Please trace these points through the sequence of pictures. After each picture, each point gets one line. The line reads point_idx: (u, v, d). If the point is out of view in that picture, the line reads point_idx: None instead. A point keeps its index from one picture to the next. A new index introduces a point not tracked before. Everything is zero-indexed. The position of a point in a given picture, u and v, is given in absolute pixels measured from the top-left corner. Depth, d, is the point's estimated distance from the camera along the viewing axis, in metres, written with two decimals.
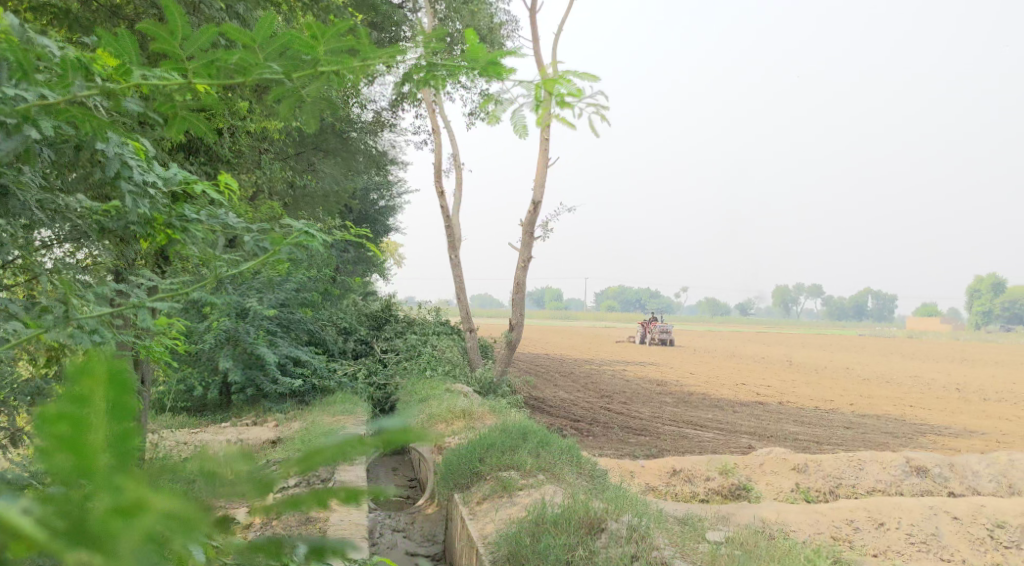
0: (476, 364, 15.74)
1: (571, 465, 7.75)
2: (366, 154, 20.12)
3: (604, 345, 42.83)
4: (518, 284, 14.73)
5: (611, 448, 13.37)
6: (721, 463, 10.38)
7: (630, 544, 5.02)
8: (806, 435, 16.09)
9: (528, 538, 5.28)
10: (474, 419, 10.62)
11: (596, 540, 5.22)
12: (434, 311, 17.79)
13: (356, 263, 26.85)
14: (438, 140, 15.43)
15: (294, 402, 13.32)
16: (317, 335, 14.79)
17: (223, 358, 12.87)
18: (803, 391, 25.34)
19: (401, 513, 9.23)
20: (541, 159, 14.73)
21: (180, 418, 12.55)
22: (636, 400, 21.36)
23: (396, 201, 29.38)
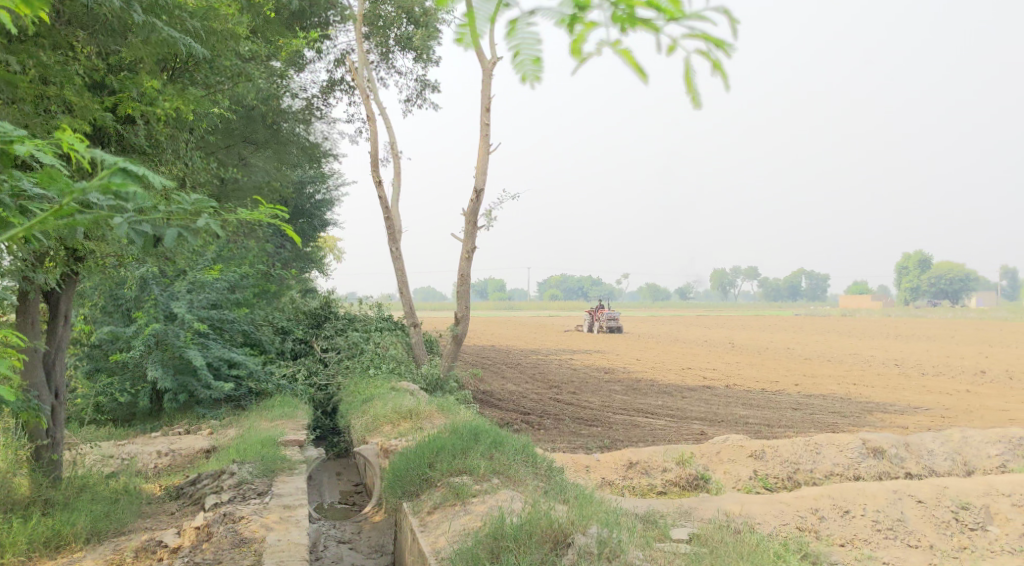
0: (422, 360, 15.15)
1: (526, 466, 7.31)
2: (299, 145, 19.28)
3: (550, 335, 42.68)
4: (462, 275, 14.23)
5: (564, 441, 13.02)
6: (678, 453, 10.11)
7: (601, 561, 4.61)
8: (757, 418, 16.06)
9: (485, 558, 4.83)
10: (421, 419, 10.12)
11: (562, 556, 4.81)
12: (377, 306, 17.10)
13: (292, 259, 25.93)
14: (374, 127, 14.77)
15: (230, 408, 12.56)
16: (253, 336, 14.00)
17: (151, 364, 12.01)
18: (750, 373, 25.54)
19: (347, 522, 8.67)
20: (483, 146, 14.22)
21: (105, 430, 11.66)
22: (585, 389, 21.13)
23: (332, 194, 28.50)
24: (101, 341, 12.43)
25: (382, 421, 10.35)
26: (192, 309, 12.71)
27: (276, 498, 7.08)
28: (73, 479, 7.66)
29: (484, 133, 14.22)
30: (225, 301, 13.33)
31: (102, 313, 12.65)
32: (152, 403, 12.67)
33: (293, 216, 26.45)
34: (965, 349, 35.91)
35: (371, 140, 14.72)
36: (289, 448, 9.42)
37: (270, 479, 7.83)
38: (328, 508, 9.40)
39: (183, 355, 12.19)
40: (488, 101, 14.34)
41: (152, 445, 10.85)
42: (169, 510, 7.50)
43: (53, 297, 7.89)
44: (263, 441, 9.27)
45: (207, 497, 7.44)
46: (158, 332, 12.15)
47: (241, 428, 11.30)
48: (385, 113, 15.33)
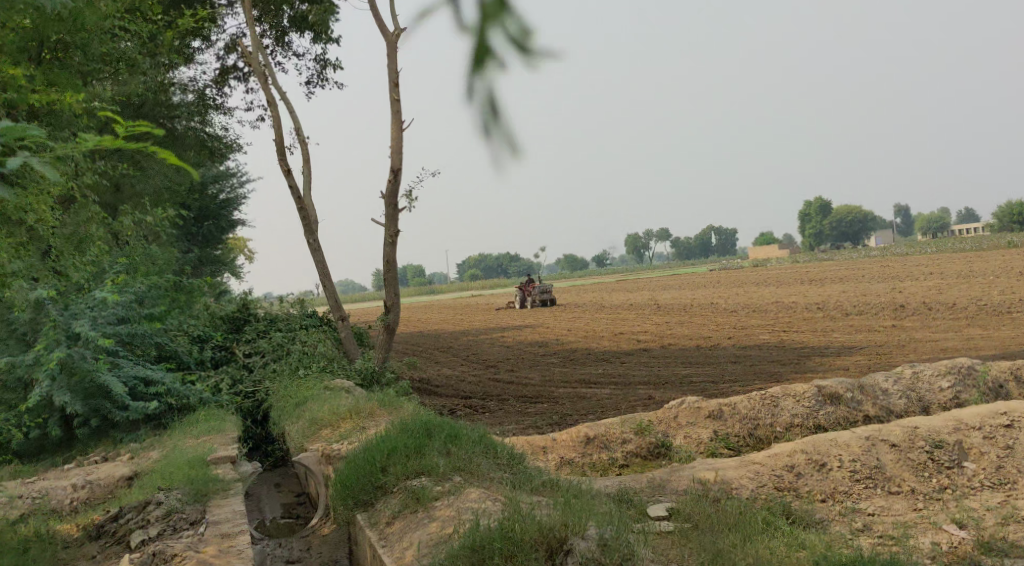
0: (355, 355, 14.15)
1: (487, 460, 6.74)
2: (197, 141, 18.00)
3: (477, 314, 42.15)
4: (388, 261, 13.48)
5: (513, 423, 12.59)
6: (636, 422, 9.77)
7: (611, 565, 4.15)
8: (701, 375, 16.04)
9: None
10: (364, 417, 9.44)
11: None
12: (298, 303, 16.04)
13: (200, 264, 24.39)
14: (276, 113, 13.72)
15: (150, 428, 11.49)
16: (168, 348, 12.89)
17: (56, 393, 10.74)
18: (683, 331, 25.72)
19: (294, 538, 7.87)
20: (396, 124, 13.43)
21: (10, 469, 10.39)
22: (524, 365, 20.78)
23: (237, 190, 26.92)
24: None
25: (321, 426, 9.55)
26: (97, 327, 11.44)
27: (212, 527, 6.25)
28: None
29: (396, 110, 13.43)
30: (134, 315, 12.16)
31: None
32: (62, 432, 11.29)
33: (198, 218, 24.96)
34: (878, 286, 37.32)
35: (275, 126, 13.68)
36: (221, 466, 8.50)
37: (204, 505, 6.97)
38: (269, 526, 8.58)
39: (93, 379, 11.00)
40: (397, 77, 13.55)
41: (64, 479, 9.74)
42: (88, 554, 6.50)
43: None
44: (189, 463, 8.34)
45: (132, 533, 6.53)
46: (64, 357, 10.79)
47: (165, 449, 10.32)
48: (287, 97, 14.27)
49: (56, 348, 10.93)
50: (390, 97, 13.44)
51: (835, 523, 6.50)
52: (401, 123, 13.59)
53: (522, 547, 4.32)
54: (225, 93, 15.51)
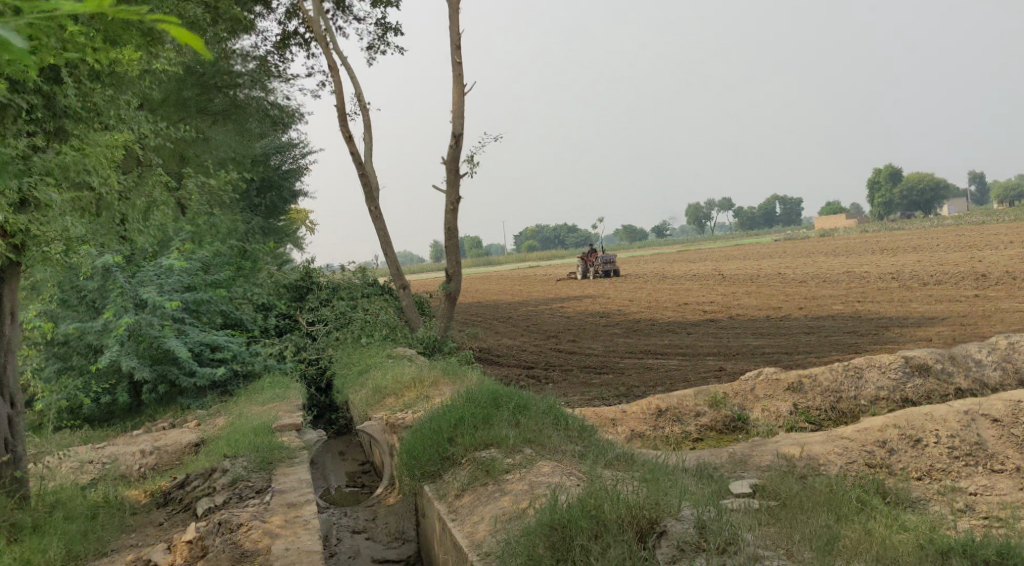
0: (417, 324, 13.89)
1: (558, 431, 6.44)
2: (260, 111, 18.00)
3: (537, 284, 41.88)
4: (450, 228, 13.22)
5: (579, 393, 12.31)
6: (710, 394, 9.37)
7: (705, 549, 3.87)
8: (772, 346, 15.45)
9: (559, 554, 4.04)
10: (429, 385, 9.25)
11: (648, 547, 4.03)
12: (360, 271, 15.92)
13: (264, 234, 24.61)
14: (337, 78, 13.50)
15: (216, 395, 11.57)
16: (233, 316, 12.96)
17: (125, 359, 10.86)
18: (750, 301, 24.96)
19: (359, 507, 7.74)
20: (458, 87, 13.08)
21: (82, 433, 10.56)
22: (587, 335, 20.43)
23: (299, 161, 27.01)
24: (64, 340, 11.17)
25: (385, 394, 9.39)
26: (163, 294, 11.55)
27: (278, 497, 6.12)
28: (42, 496, 6.65)
29: (458, 73, 13.07)
30: (199, 283, 12.21)
31: (62, 308, 11.41)
32: (131, 397, 11.44)
33: (261, 189, 25.18)
34: (956, 255, 35.67)
35: (336, 92, 13.48)
36: (286, 434, 8.42)
37: (269, 474, 6.86)
38: (335, 494, 8.47)
39: (161, 346, 11.09)
40: (458, 38, 13.17)
41: (134, 444, 9.84)
42: (155, 521, 6.46)
43: None
44: (254, 430, 8.27)
45: (199, 501, 6.45)
46: (132, 324, 10.92)
47: (232, 417, 10.34)
48: (348, 62, 14.03)
49: (124, 314, 11.06)
50: (452, 59, 13.08)
51: (934, 503, 6.09)
52: (463, 87, 13.23)
53: (608, 524, 4.03)
54: (286, 59, 15.38)
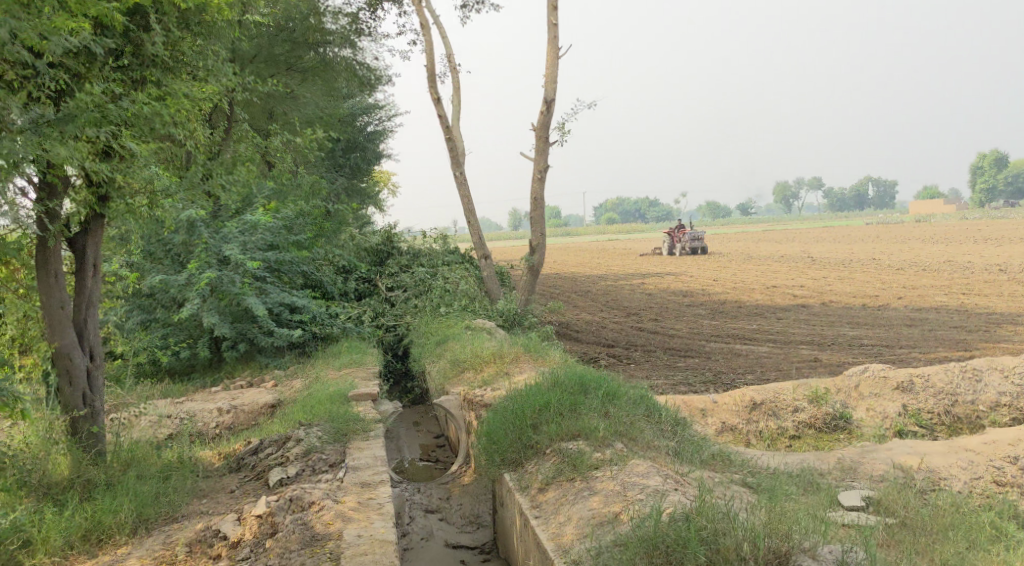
0: (497, 296, 13.50)
1: (650, 424, 5.96)
2: (347, 70, 17.80)
3: (617, 259, 41.08)
4: (535, 198, 12.74)
5: (662, 378, 11.77)
6: (810, 389, 8.70)
7: None
8: (872, 338, 14.49)
9: None
10: (509, 362, 8.87)
11: None
12: (441, 237, 15.61)
13: (348, 195, 24.67)
14: (428, 37, 13.09)
15: (293, 356, 11.52)
16: (313, 277, 12.87)
17: (206, 315, 10.87)
18: (844, 288, 23.69)
19: (432, 485, 7.45)
20: (553, 51, 12.49)
21: (163, 386, 10.65)
22: (669, 315, 19.74)
23: (384, 124, 26.89)
24: (149, 293, 11.25)
25: (464, 368, 9.07)
26: (246, 252, 11.53)
27: (351, 474, 5.85)
28: (118, 452, 6.58)
29: (553, 35, 12.48)
30: (282, 242, 12.14)
31: (149, 261, 11.49)
32: (212, 354, 11.50)
33: (346, 150, 25.22)
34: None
35: (426, 52, 13.08)
36: (361, 404, 8.21)
37: (344, 447, 6.62)
38: (408, 468, 8.23)
39: (241, 303, 11.05)
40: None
41: (212, 402, 9.85)
42: (227, 488, 6.30)
43: (77, 243, 6.59)
44: (330, 398, 8.08)
45: (271, 471, 6.27)
46: (213, 279, 10.92)
47: (308, 380, 10.24)
48: (440, 22, 13.59)
49: (207, 270, 11.07)
50: (548, 21, 12.49)
51: None
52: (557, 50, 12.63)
53: None
54: (377, 18, 15.07)
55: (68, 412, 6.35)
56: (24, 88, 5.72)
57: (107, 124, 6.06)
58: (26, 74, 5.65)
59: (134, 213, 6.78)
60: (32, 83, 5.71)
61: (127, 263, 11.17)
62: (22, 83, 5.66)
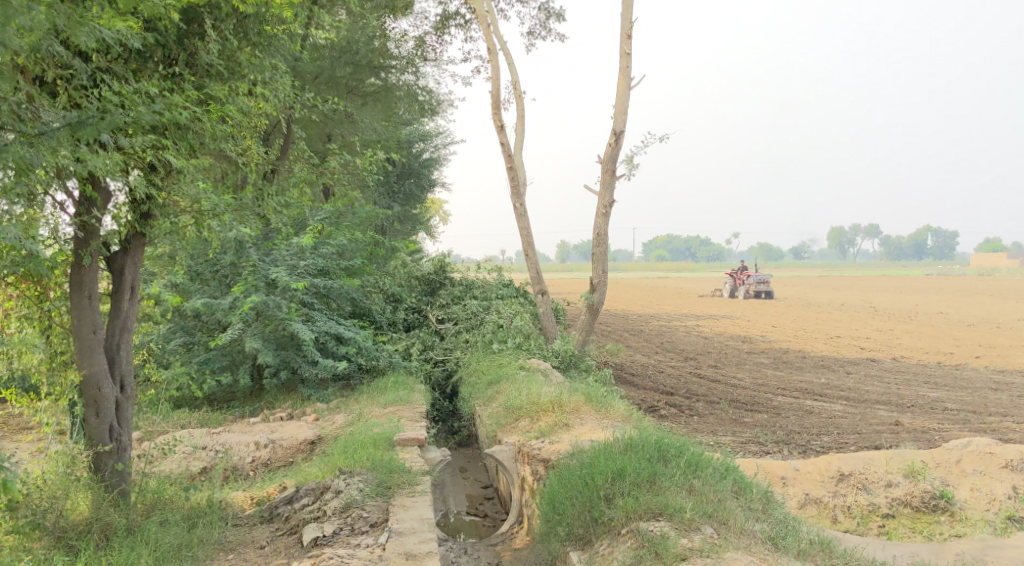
0: (552, 334, 12.72)
1: (739, 503, 5.22)
2: (408, 94, 17.45)
3: (669, 298, 40.05)
4: (599, 233, 12.06)
5: (729, 435, 10.90)
6: (905, 462, 7.79)
7: None
8: (956, 401, 13.38)
9: None
10: (568, 411, 8.15)
11: None
12: (496, 270, 14.97)
13: (400, 221, 24.28)
14: (495, 63, 12.60)
15: (336, 388, 10.98)
16: (362, 305, 12.37)
17: (249, 340, 10.39)
18: (914, 343, 22.39)
19: (480, 546, 6.74)
20: (625, 82, 11.88)
21: (200, 413, 10.18)
22: (728, 362, 18.75)
23: (439, 151, 26.54)
24: (193, 314, 10.84)
25: (519, 415, 8.36)
26: (294, 275, 11.10)
27: (395, 540, 5.21)
28: (143, 493, 6.05)
29: (626, 65, 11.88)
30: (333, 267, 11.70)
31: (195, 281, 11.08)
32: (253, 381, 11.01)
33: (401, 176, 24.91)
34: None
35: (492, 78, 12.59)
36: (407, 450, 7.60)
37: (387, 503, 5.97)
38: (454, 522, 7.51)
39: (286, 329, 10.59)
40: (630, 27, 11.97)
41: (249, 434, 9.34)
42: (257, 542, 5.67)
43: (115, 263, 6.15)
44: (373, 443, 7.46)
45: (306, 527, 5.66)
46: (259, 304, 10.49)
47: (351, 416, 9.68)
48: (507, 47, 13.11)
49: (253, 293, 10.65)
50: (622, 50, 11.90)
51: None
52: (629, 80, 12.01)
53: None
54: (442, 41, 14.70)
55: (93, 447, 5.85)
56: (64, 91, 5.29)
57: (149, 137, 5.61)
58: (66, 76, 5.20)
59: (179, 232, 6.36)
60: (74, 88, 5.28)
61: (172, 283, 10.78)
62: (63, 86, 5.22)
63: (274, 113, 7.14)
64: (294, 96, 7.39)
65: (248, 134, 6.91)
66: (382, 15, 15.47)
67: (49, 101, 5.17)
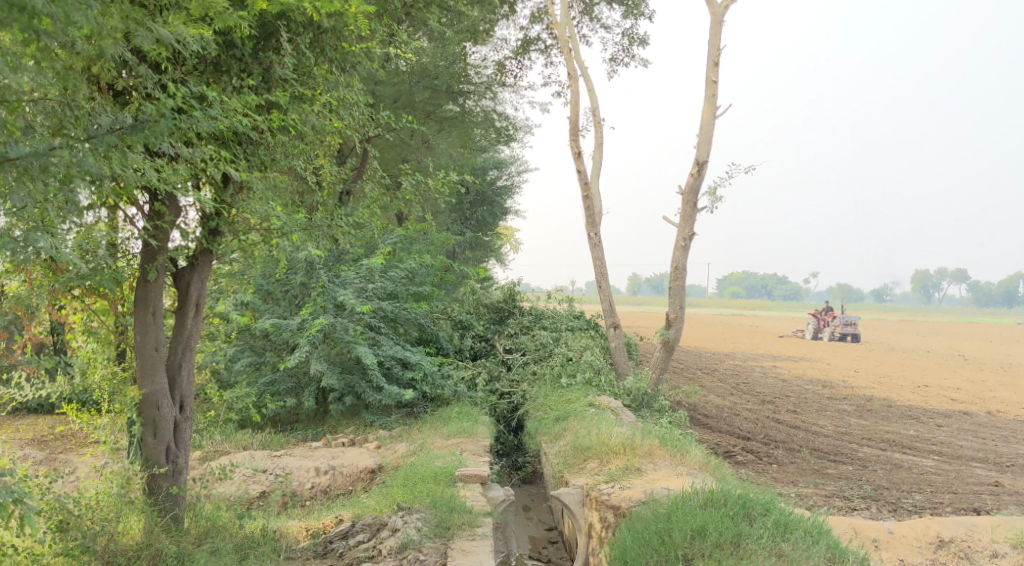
0: (624, 370, 12.22)
1: None
2: (485, 121, 17.34)
3: (744, 337, 38.78)
4: (676, 267, 11.56)
5: (812, 488, 10.16)
6: (1016, 532, 7.01)
7: None
8: None
9: None
10: (640, 454, 7.67)
11: None
12: (567, 300, 14.57)
13: (472, 248, 24.15)
14: (575, 89, 12.34)
15: (398, 415, 10.74)
16: (429, 331, 12.16)
17: (315, 362, 10.26)
18: (1012, 396, 20.89)
19: None
20: (710, 110, 11.44)
21: (263, 435, 10.08)
22: (808, 408, 17.79)
23: (514, 179, 26.43)
24: (261, 333, 10.79)
25: (587, 456, 7.91)
26: (362, 298, 10.98)
27: None
28: (197, 519, 5.88)
29: (712, 93, 11.43)
30: (401, 291, 11.54)
31: (265, 301, 11.07)
32: (317, 404, 10.87)
33: (474, 203, 24.85)
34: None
35: (571, 104, 12.32)
36: (468, 486, 7.25)
37: (445, 546, 5.62)
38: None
39: (352, 353, 10.43)
40: (717, 55, 11.55)
41: (310, 459, 9.16)
42: None
43: (182, 279, 6.10)
44: (434, 478, 7.14)
45: None
46: (326, 326, 10.37)
47: (413, 446, 9.42)
48: (588, 73, 12.84)
49: (321, 315, 10.55)
50: (708, 78, 11.49)
51: None
52: (715, 109, 11.56)
53: None
54: (522, 66, 14.54)
55: (149, 467, 5.74)
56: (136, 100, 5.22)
57: (217, 150, 5.51)
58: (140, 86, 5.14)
59: (246, 248, 6.28)
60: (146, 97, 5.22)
61: (242, 302, 10.76)
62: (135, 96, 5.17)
63: (347, 132, 7.01)
64: (368, 115, 7.24)
65: (320, 152, 6.80)
66: (463, 41, 15.44)
67: (121, 111, 5.13)
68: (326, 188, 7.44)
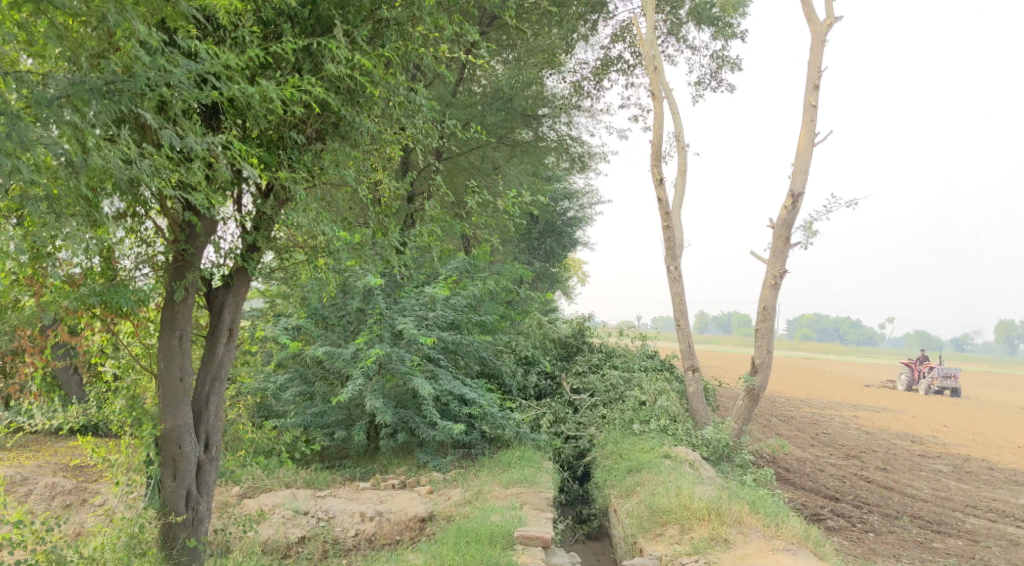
0: (702, 419, 11.14)
1: None
2: (559, 145, 16.60)
3: (822, 382, 36.70)
4: (764, 307, 10.50)
5: None
6: None
7: None
8: None
9: None
10: (726, 521, 6.67)
11: None
12: (640, 338, 13.56)
13: (539, 279, 23.35)
14: (657, 112, 11.49)
15: (454, 457, 9.93)
16: (491, 365, 11.35)
17: (369, 396, 9.54)
18: None
19: None
20: (809, 136, 10.42)
21: (308, 472, 9.43)
22: (901, 466, 16.22)
23: (585, 210, 25.63)
24: (313, 361, 10.15)
25: (665, 520, 6.91)
26: (421, 328, 10.28)
27: None
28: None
29: (811, 118, 10.43)
30: (463, 322, 10.81)
31: (321, 326, 10.47)
32: (368, 439, 10.15)
33: (543, 233, 24.10)
34: None
35: (653, 128, 11.45)
36: (527, 551, 6.38)
37: None
38: None
39: (407, 385, 9.69)
40: (818, 76, 10.55)
41: (356, 503, 8.44)
42: None
43: (216, 301, 5.62)
44: (490, 539, 6.29)
45: None
46: (382, 356, 9.68)
47: (468, 493, 8.60)
48: (672, 95, 11.96)
49: (376, 344, 9.86)
50: (807, 101, 10.49)
51: None
52: (813, 135, 10.52)
53: None
54: (602, 89, 13.79)
55: (166, 514, 5.25)
56: (163, 99, 4.87)
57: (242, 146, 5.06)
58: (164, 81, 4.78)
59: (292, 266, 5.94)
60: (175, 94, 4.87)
61: (293, 326, 10.14)
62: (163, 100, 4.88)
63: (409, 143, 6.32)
64: (434, 124, 6.55)
65: (378, 162, 6.17)
66: (539, 62, 14.81)
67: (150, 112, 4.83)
68: (386, 206, 6.74)
